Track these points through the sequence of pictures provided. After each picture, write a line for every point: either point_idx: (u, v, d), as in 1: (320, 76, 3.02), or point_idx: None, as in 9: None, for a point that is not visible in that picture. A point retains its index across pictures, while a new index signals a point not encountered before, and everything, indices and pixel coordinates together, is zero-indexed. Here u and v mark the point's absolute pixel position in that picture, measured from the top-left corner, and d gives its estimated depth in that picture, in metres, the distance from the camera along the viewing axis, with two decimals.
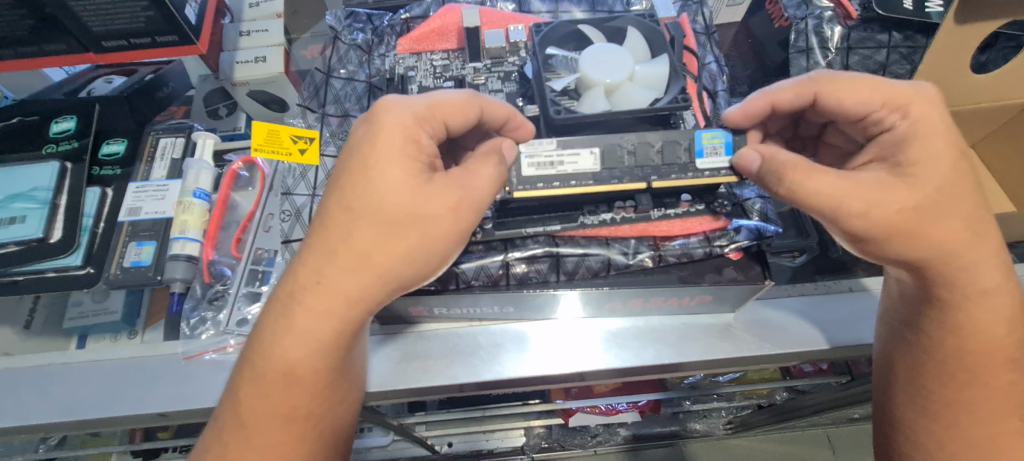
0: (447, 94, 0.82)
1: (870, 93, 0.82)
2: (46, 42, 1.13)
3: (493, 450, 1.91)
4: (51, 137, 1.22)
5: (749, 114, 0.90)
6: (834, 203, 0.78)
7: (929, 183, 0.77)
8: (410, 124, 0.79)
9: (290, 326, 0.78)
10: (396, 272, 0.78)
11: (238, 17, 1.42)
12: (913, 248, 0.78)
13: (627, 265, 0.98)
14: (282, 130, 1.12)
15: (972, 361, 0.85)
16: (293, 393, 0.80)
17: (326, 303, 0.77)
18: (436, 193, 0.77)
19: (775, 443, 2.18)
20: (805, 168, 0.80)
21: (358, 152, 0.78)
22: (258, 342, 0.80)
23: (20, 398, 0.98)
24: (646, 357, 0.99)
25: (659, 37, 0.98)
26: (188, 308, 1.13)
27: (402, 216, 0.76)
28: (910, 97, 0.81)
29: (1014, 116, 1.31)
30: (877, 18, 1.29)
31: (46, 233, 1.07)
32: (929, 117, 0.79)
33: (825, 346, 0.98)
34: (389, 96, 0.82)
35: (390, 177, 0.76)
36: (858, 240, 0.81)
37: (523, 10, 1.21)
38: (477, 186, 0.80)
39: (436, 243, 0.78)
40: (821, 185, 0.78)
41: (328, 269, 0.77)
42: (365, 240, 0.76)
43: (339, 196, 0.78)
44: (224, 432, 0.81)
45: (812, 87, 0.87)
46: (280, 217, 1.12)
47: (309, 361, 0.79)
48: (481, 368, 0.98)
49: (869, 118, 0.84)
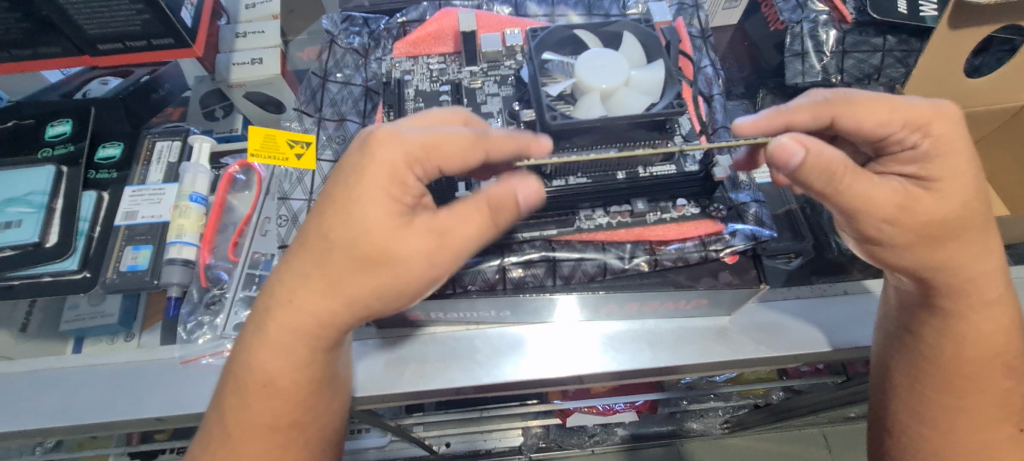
0: (450, 132, 0.79)
1: (891, 114, 0.80)
2: (41, 45, 1.13)
3: (491, 450, 1.91)
4: (47, 140, 1.21)
5: (764, 130, 0.84)
6: (866, 207, 0.77)
7: (956, 198, 0.79)
8: (399, 160, 0.78)
9: (263, 340, 0.80)
10: (365, 304, 0.79)
11: (234, 18, 1.41)
12: (929, 258, 0.81)
13: (623, 269, 0.98)
14: (278, 135, 1.13)
15: (966, 363, 0.87)
16: (274, 403, 0.82)
17: (296, 323, 0.79)
18: (411, 236, 0.76)
19: (771, 442, 2.20)
20: (853, 168, 0.76)
21: (343, 180, 0.78)
22: (241, 352, 0.82)
23: (17, 403, 0.98)
24: (643, 359, 1.00)
25: (655, 42, 0.99)
26: (185, 312, 1.13)
27: (375, 255, 0.76)
28: (932, 117, 0.80)
29: (1008, 118, 1.32)
30: (871, 22, 1.30)
31: (42, 238, 1.07)
32: (950, 136, 0.80)
33: (826, 348, 0.99)
34: (387, 126, 0.80)
35: (368, 215, 0.76)
36: (872, 243, 0.82)
37: (520, 13, 1.22)
38: (460, 225, 0.77)
39: (406, 285, 0.78)
40: (863, 189, 0.76)
41: (302, 291, 0.79)
42: (338, 272, 0.77)
43: (320, 223, 0.78)
44: (212, 440, 0.83)
45: (830, 111, 0.83)
46: (277, 222, 1.13)
47: (286, 373, 0.81)
48: (478, 372, 0.98)
49: (889, 138, 0.82)
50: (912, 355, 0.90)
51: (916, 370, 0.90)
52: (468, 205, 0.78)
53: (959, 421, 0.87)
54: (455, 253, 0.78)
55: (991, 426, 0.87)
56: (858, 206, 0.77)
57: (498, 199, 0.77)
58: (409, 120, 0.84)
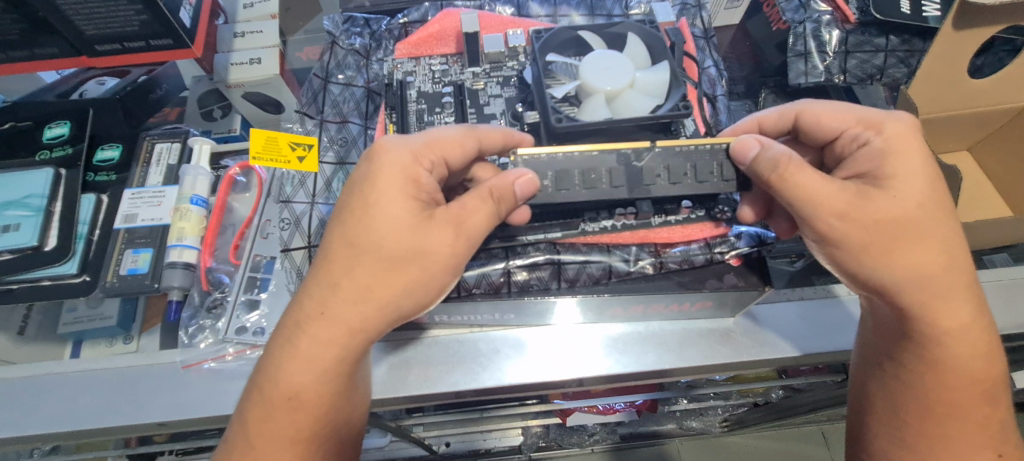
0: (444, 131, 0.86)
1: (846, 111, 0.89)
2: (37, 46, 1.12)
3: (490, 450, 1.91)
4: (45, 142, 1.20)
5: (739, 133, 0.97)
6: (813, 201, 0.79)
7: (908, 197, 0.79)
8: (408, 162, 0.82)
9: (293, 353, 0.79)
10: (395, 305, 0.79)
11: (232, 17, 1.39)
12: (887, 264, 0.79)
13: (628, 272, 0.97)
14: (280, 137, 1.11)
15: (961, 371, 0.85)
16: (297, 416, 0.81)
17: (328, 334, 0.79)
18: (435, 229, 0.79)
19: (770, 440, 2.20)
20: (797, 162, 0.80)
21: (358, 190, 0.80)
22: (267, 366, 0.81)
23: (15, 409, 0.97)
24: (648, 361, 1.00)
25: (659, 43, 0.99)
26: (187, 316, 1.11)
27: (402, 252, 0.78)
28: (881, 119, 0.86)
29: (1010, 119, 1.32)
30: (874, 22, 1.30)
31: (40, 241, 1.05)
32: (902, 138, 0.83)
33: (794, 353, 0.99)
34: (387, 136, 0.85)
35: (391, 215, 0.78)
36: (833, 246, 0.81)
37: (522, 13, 1.21)
38: (474, 215, 0.81)
39: (435, 277, 0.80)
40: (811, 182, 0.79)
41: (332, 301, 0.79)
42: (366, 274, 0.78)
43: (342, 232, 0.80)
44: (232, 450, 0.82)
45: (794, 108, 0.94)
46: (279, 226, 1.13)
47: (313, 386, 0.80)
48: (482, 374, 0.98)
49: (844, 136, 0.89)
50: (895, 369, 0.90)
51: (901, 380, 0.89)
52: (471, 197, 0.82)
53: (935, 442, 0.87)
54: (474, 240, 0.81)
55: (989, 432, 0.87)
56: (803, 201, 0.80)
57: (498, 189, 0.82)
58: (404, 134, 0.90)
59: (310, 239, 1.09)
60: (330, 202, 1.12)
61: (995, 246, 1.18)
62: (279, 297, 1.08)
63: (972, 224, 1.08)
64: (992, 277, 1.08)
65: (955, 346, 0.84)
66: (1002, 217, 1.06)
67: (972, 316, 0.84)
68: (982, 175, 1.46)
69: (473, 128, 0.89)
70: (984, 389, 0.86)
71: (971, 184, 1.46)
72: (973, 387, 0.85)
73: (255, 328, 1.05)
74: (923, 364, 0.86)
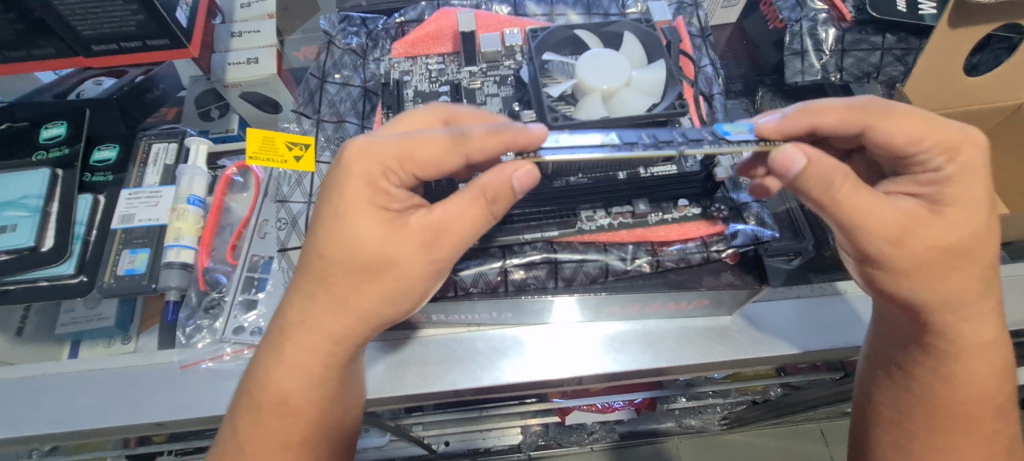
0: (422, 136, 0.79)
1: (926, 130, 0.79)
2: (34, 47, 1.12)
3: (489, 449, 1.92)
4: (41, 143, 1.20)
5: (791, 135, 0.81)
6: (866, 225, 0.77)
7: (963, 228, 0.78)
8: (375, 171, 0.79)
9: (279, 360, 0.82)
10: (375, 312, 0.81)
11: (229, 17, 1.40)
12: (917, 283, 0.80)
13: (624, 271, 0.98)
14: (277, 137, 1.09)
15: (966, 376, 0.85)
16: (287, 421, 0.82)
17: (312, 342, 0.81)
18: (405, 238, 0.78)
19: (769, 438, 2.20)
20: (854, 180, 0.75)
21: (328, 200, 0.80)
22: (256, 372, 0.83)
23: (13, 409, 0.97)
24: (645, 360, 1.00)
25: (655, 41, 0.99)
26: (183, 316, 1.11)
27: (374, 262, 0.78)
28: (960, 141, 0.79)
29: (1007, 116, 1.32)
30: (870, 20, 1.30)
31: (37, 242, 1.05)
32: (977, 165, 0.79)
33: (789, 352, 0.99)
34: (359, 137, 0.82)
35: (360, 227, 0.78)
36: (874, 264, 0.81)
37: (518, 13, 1.21)
38: (455, 224, 0.78)
39: (412, 285, 0.80)
40: (866, 202, 0.76)
41: (311, 311, 0.81)
42: (341, 285, 0.79)
43: (314, 244, 0.80)
44: (223, 452, 0.84)
45: (863, 120, 0.81)
46: (275, 226, 1.13)
47: (301, 391, 0.82)
48: (480, 374, 0.98)
49: (914, 158, 0.81)
50: (898, 373, 0.90)
51: (903, 383, 0.90)
52: (461, 199, 0.78)
53: (940, 450, 0.87)
54: (453, 248, 0.79)
55: (986, 434, 0.87)
56: (858, 226, 0.77)
57: (491, 187, 0.77)
58: (381, 131, 0.86)
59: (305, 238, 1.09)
60: None
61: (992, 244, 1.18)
62: (276, 297, 1.08)
63: None
64: None
65: (953, 348, 0.84)
66: (999, 214, 1.06)
67: (974, 318, 0.83)
68: None
69: (463, 137, 0.79)
70: (982, 388, 0.86)
71: None
72: (971, 387, 0.86)
73: (253, 327, 1.04)
74: (929, 372, 0.87)
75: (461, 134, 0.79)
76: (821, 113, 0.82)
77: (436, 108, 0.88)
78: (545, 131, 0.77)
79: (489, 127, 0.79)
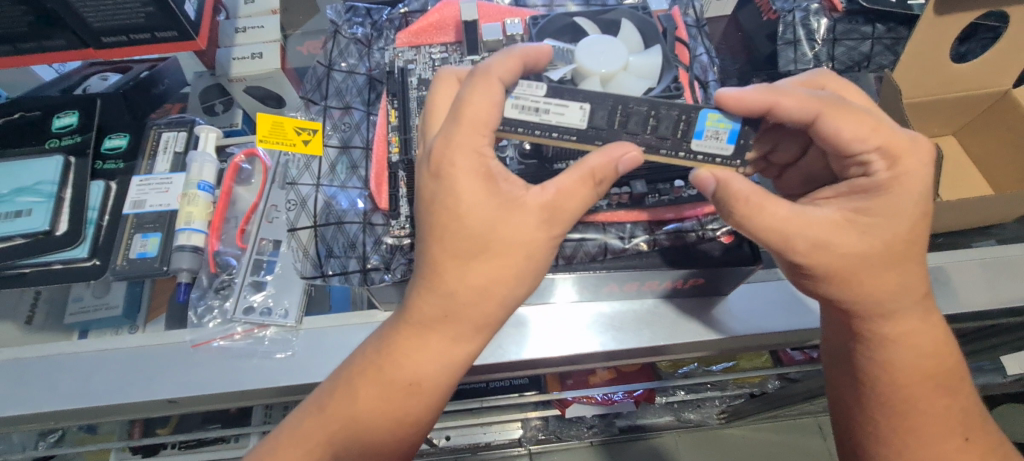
0: (471, 96, 0.77)
1: (871, 132, 0.80)
2: (46, 38, 1.15)
3: (490, 442, 1.99)
4: (53, 132, 1.23)
5: (746, 104, 0.83)
6: (782, 237, 0.80)
7: (885, 233, 0.80)
8: (475, 159, 0.79)
9: (423, 346, 0.84)
10: (511, 294, 0.83)
11: (233, 13, 1.41)
12: (842, 283, 0.82)
13: (622, 249, 1.01)
14: (286, 122, 1.13)
15: (944, 354, 0.88)
16: (413, 401, 0.86)
17: (455, 332, 0.84)
18: (530, 218, 0.80)
19: (767, 432, 2.23)
20: (757, 201, 0.80)
21: (441, 204, 0.80)
22: (387, 353, 0.85)
23: (28, 388, 1.00)
24: (642, 339, 1.03)
25: (652, 28, 1.03)
26: (195, 297, 1.14)
27: (506, 247, 0.80)
28: (901, 148, 0.80)
29: (990, 104, 1.37)
30: (860, 11, 1.36)
31: (52, 226, 1.09)
32: (914, 174, 0.80)
33: (781, 328, 1.04)
34: (433, 140, 0.81)
35: (487, 218, 0.79)
36: (802, 273, 0.84)
37: (519, 3, 1.24)
38: (572, 198, 0.80)
39: (543, 259, 0.83)
40: (773, 219, 0.79)
41: (452, 307, 0.82)
42: (480, 276, 0.81)
43: (442, 246, 0.81)
44: (310, 413, 0.87)
45: (818, 106, 0.81)
46: (286, 207, 1.15)
47: (434, 375, 0.85)
48: (484, 353, 1.02)
49: (857, 157, 0.83)
50: (851, 367, 0.93)
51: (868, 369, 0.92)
52: (571, 179, 0.80)
53: (910, 439, 0.88)
54: (578, 216, 0.82)
55: (967, 411, 0.89)
56: (774, 240, 0.81)
57: (600, 170, 0.80)
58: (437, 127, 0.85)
59: (315, 219, 1.10)
60: (335, 186, 1.12)
61: (974, 225, 1.22)
62: (285, 278, 1.10)
63: (953, 206, 1.12)
64: (973, 257, 1.12)
65: (931, 326, 0.88)
66: (980, 198, 1.09)
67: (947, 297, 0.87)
68: (966, 160, 1.50)
69: (486, 69, 0.79)
70: (958, 362, 0.89)
71: (954, 170, 1.50)
72: (941, 363, 0.88)
73: (262, 308, 1.07)
74: (871, 364, 0.89)
75: (483, 69, 0.80)
76: (784, 94, 0.82)
77: (452, 74, 0.90)
78: (541, 51, 0.87)
79: (502, 56, 0.82)
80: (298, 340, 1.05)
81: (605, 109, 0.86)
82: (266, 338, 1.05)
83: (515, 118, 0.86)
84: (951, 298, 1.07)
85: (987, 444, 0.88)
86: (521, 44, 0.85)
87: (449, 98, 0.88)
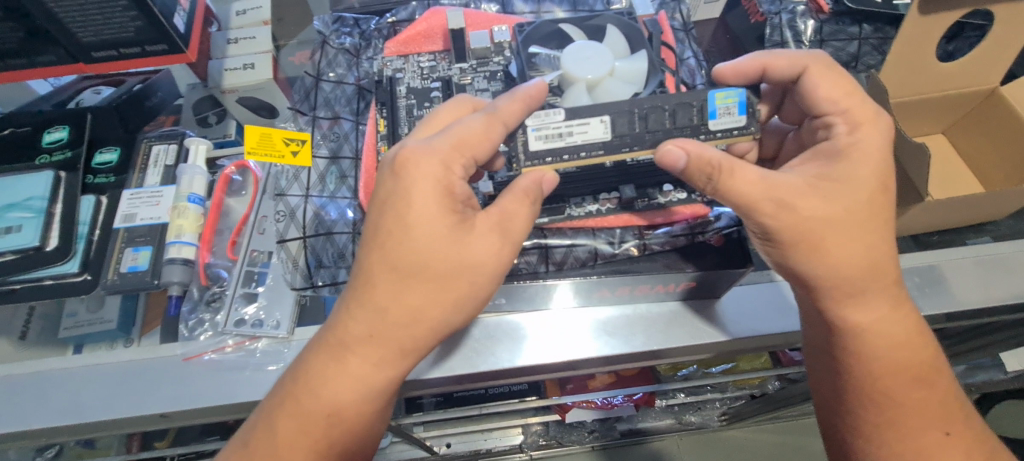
0: (467, 124, 0.80)
1: (845, 94, 0.85)
2: (36, 54, 1.15)
3: (491, 449, 1.97)
4: (44, 147, 1.23)
5: (739, 70, 0.90)
6: (751, 202, 0.80)
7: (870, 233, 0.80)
8: (441, 171, 0.79)
9: (343, 371, 0.83)
10: (445, 320, 0.83)
11: (225, 25, 1.42)
12: (840, 269, 0.82)
13: (613, 254, 1.02)
14: (274, 133, 1.13)
15: (913, 350, 0.88)
16: (332, 430, 0.85)
17: (378, 355, 0.83)
18: (477, 241, 0.81)
19: (770, 433, 2.22)
20: (728, 166, 0.79)
21: (392, 211, 0.79)
22: (309, 377, 0.84)
23: (20, 405, 0.99)
24: (636, 344, 1.03)
25: (637, 33, 1.03)
26: (186, 310, 1.15)
27: (450, 269, 0.80)
28: (867, 118, 0.84)
29: (979, 102, 1.37)
30: (847, 12, 1.38)
31: (42, 242, 1.08)
32: (871, 143, 0.83)
33: (773, 330, 1.03)
34: (408, 143, 0.82)
35: (430, 234, 0.79)
36: (769, 239, 0.84)
37: (507, 10, 1.26)
38: (517, 218, 0.83)
39: (483, 288, 0.83)
40: (742, 184, 0.79)
41: (382, 326, 0.82)
42: (417, 297, 0.81)
43: (383, 256, 0.80)
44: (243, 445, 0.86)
45: (803, 60, 0.87)
46: (274, 218, 1.14)
47: (355, 403, 0.84)
48: (476, 360, 1.01)
49: (823, 118, 0.87)
50: (830, 360, 0.93)
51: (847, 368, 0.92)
52: (510, 201, 0.83)
53: (888, 431, 0.88)
54: (517, 241, 0.84)
55: (951, 408, 0.88)
56: (745, 205, 0.80)
57: (530, 189, 0.83)
58: (419, 136, 0.86)
59: (305, 231, 1.10)
60: (325, 196, 1.13)
61: (968, 221, 1.22)
62: (276, 291, 1.10)
63: (947, 205, 1.12)
64: (969, 253, 1.12)
65: (906, 323, 0.87)
66: (972, 196, 1.09)
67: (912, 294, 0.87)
68: (958, 157, 1.50)
69: (495, 110, 0.82)
70: (933, 359, 0.89)
71: (948, 167, 1.50)
72: (924, 355, 0.88)
73: (254, 320, 1.07)
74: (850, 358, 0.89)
75: (493, 109, 0.82)
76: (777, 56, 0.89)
77: (461, 103, 0.90)
78: (545, 84, 0.88)
79: (508, 97, 0.84)
80: (290, 351, 1.05)
81: (625, 117, 0.87)
82: (258, 350, 1.05)
83: (541, 149, 0.87)
84: (946, 296, 1.07)
85: (975, 438, 0.88)
86: (536, 81, 0.86)
87: (451, 120, 0.89)
